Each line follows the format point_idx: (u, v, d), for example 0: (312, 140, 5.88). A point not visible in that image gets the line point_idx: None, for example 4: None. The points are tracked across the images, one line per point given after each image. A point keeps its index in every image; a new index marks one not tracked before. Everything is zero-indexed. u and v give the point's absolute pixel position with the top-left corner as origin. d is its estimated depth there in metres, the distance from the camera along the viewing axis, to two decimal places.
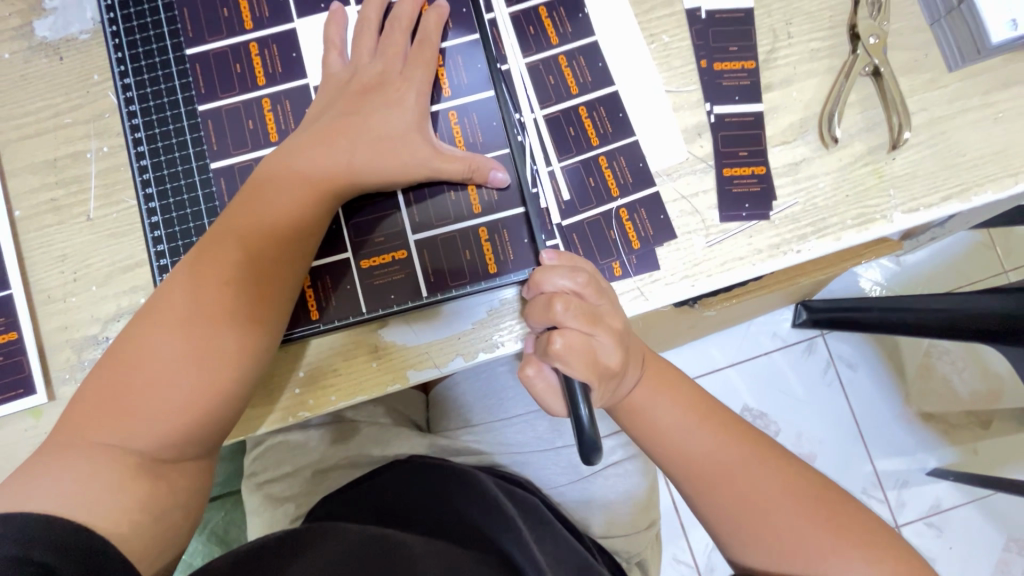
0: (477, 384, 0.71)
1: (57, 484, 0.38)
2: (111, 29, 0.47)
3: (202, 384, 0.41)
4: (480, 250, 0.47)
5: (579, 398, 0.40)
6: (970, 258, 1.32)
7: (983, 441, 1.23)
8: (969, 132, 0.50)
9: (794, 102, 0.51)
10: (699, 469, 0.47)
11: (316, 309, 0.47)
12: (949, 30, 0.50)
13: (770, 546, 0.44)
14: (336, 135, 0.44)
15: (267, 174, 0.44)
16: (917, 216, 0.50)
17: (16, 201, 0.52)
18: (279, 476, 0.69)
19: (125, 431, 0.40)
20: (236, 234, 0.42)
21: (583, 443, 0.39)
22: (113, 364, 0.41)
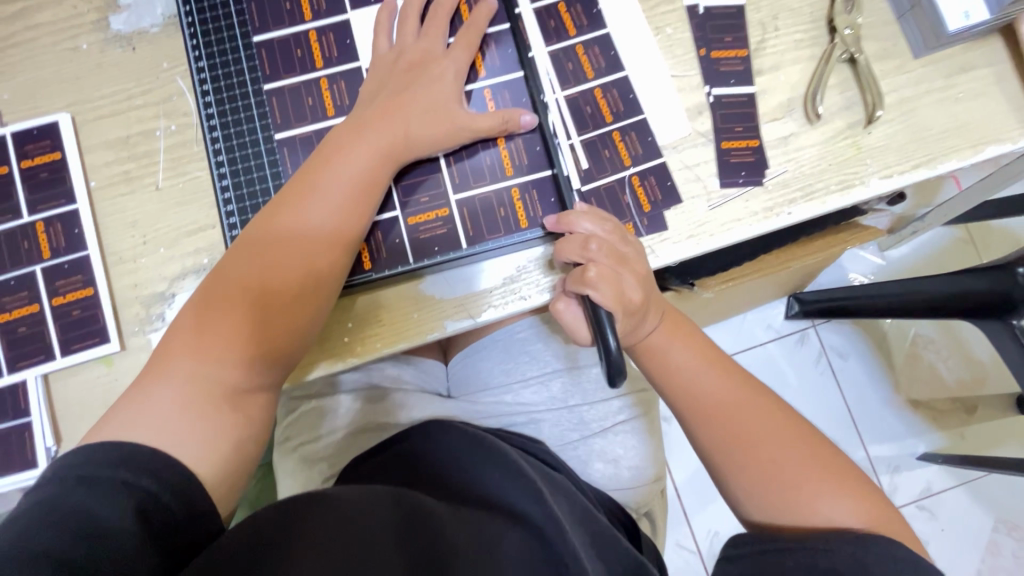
0: (493, 350, 0.74)
1: (153, 414, 0.43)
2: (187, 20, 0.54)
3: (279, 322, 0.46)
4: (513, 209, 0.54)
5: (606, 327, 0.47)
6: (950, 251, 1.41)
7: (968, 426, 1.29)
8: (933, 110, 0.58)
9: (782, 85, 0.59)
10: (703, 408, 0.51)
11: (370, 259, 0.53)
12: (914, 23, 0.58)
13: (762, 488, 0.48)
14: (388, 107, 0.50)
15: (292, 195, 0.48)
16: (892, 181, 0.57)
17: (92, 173, 0.57)
18: (312, 438, 0.73)
19: (210, 361, 0.44)
20: (310, 192, 0.48)
21: (610, 362, 0.45)
22: (182, 328, 0.46)
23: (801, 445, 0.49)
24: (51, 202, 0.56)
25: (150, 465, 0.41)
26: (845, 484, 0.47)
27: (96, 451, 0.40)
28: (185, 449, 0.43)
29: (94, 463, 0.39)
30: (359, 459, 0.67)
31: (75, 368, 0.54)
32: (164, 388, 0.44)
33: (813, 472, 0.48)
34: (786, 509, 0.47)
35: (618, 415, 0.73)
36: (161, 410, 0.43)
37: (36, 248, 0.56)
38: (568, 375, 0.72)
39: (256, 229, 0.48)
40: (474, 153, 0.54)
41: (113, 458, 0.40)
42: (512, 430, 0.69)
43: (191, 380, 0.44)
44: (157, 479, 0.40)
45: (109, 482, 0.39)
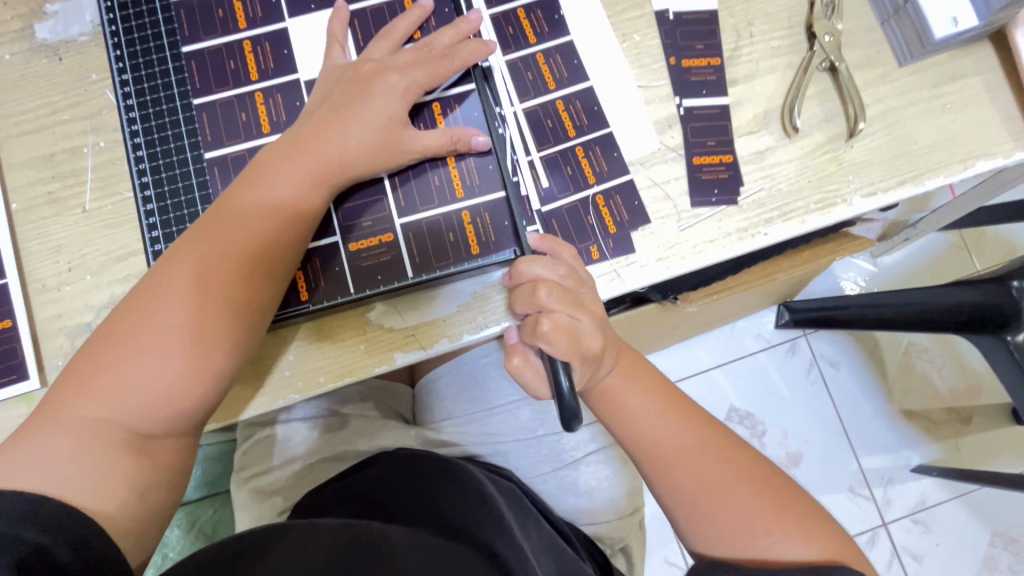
0: (458, 374, 0.70)
1: (48, 462, 0.39)
2: (111, 29, 0.50)
3: (194, 359, 0.42)
4: (463, 233, 0.50)
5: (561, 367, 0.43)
6: (943, 258, 1.37)
7: (966, 436, 1.27)
8: (919, 122, 0.54)
9: (758, 95, 0.55)
10: (660, 454, 0.48)
11: (306, 290, 0.49)
12: (898, 29, 0.54)
13: (719, 532, 0.45)
14: (327, 127, 0.46)
15: (230, 201, 0.45)
16: (876, 199, 0.53)
17: (14, 195, 0.53)
18: (268, 470, 0.69)
19: (118, 405, 0.40)
20: (234, 218, 0.44)
21: (564, 408, 0.42)
22: (93, 352, 0.42)
23: (756, 483, 0.46)
24: None
25: (41, 519, 0.37)
26: (803, 521, 0.45)
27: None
28: (85, 503, 0.39)
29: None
30: (315, 491, 0.63)
31: None
32: (61, 432, 0.40)
33: (770, 513, 0.45)
34: (743, 551, 0.45)
35: (591, 443, 0.68)
36: (58, 458, 0.39)
37: None
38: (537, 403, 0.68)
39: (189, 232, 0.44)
40: (421, 171, 0.50)
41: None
42: (479, 458, 0.67)
43: (94, 424, 0.40)
44: (49, 531, 0.36)
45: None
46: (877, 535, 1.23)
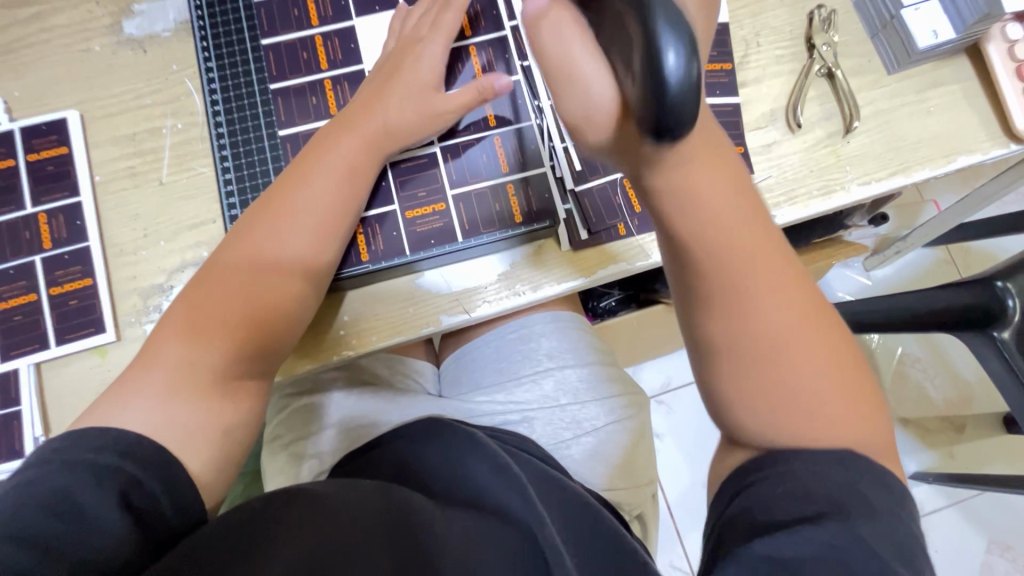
0: (486, 351, 0.74)
1: (142, 403, 0.43)
2: (200, 29, 0.58)
3: (270, 310, 0.48)
4: (507, 204, 0.56)
5: (672, 39, 0.29)
6: (933, 272, 1.44)
7: (959, 444, 1.30)
8: (907, 122, 0.61)
9: (765, 96, 0.62)
10: (710, 226, 0.38)
11: (366, 251, 0.55)
12: (887, 42, 0.62)
13: (765, 398, 0.39)
14: (374, 100, 0.53)
15: (255, 240, 0.49)
16: (870, 188, 0.60)
17: (97, 168, 0.59)
18: (302, 437, 0.69)
19: (202, 355, 0.46)
20: (296, 186, 0.50)
21: (672, 98, 0.29)
22: (179, 312, 0.47)
23: (823, 336, 0.40)
24: (54, 194, 0.57)
25: (141, 453, 0.41)
26: (854, 398, 0.39)
27: (86, 436, 0.41)
28: (175, 442, 0.43)
29: (81, 448, 0.40)
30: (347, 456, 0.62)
31: (69, 358, 0.54)
32: (150, 378, 0.44)
33: (837, 395, 0.39)
34: (788, 427, 0.38)
35: (610, 414, 0.70)
36: (151, 396, 0.43)
37: (36, 239, 0.56)
38: (559, 373, 0.71)
39: (215, 269, 0.49)
40: (469, 149, 0.57)
41: (102, 442, 0.40)
42: (505, 425, 0.67)
43: (181, 367, 0.45)
44: (142, 464, 0.40)
45: (94, 465, 0.39)
46: None
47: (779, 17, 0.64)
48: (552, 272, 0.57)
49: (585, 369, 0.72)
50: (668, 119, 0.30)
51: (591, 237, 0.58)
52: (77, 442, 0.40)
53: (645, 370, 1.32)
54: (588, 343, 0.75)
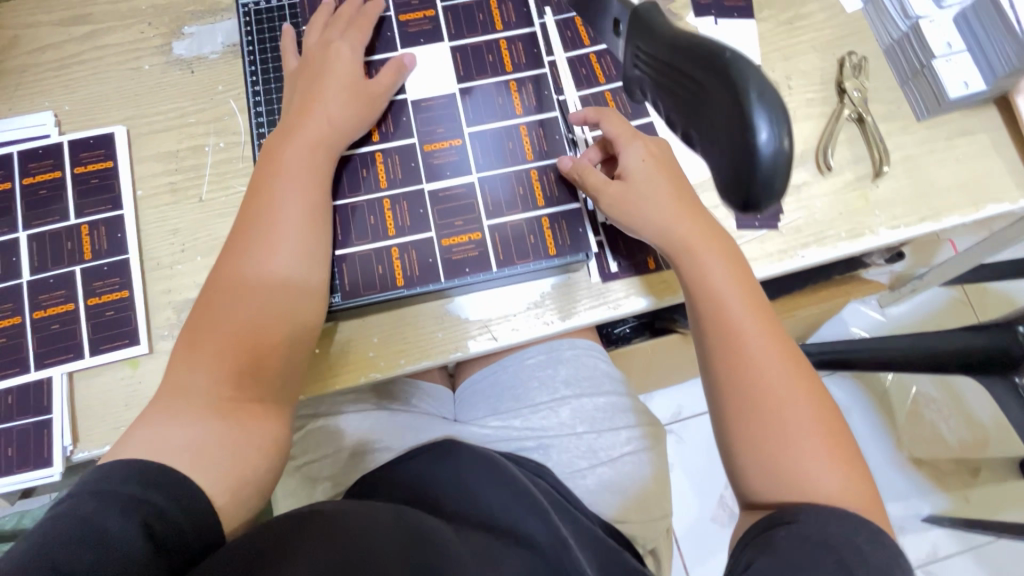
0: (503, 374, 0.72)
1: (153, 431, 0.43)
2: (250, 59, 0.62)
3: (258, 313, 0.48)
4: (542, 236, 0.57)
5: (765, 118, 0.34)
6: (948, 312, 1.44)
7: (974, 488, 1.28)
8: (936, 169, 0.62)
9: (795, 138, 0.63)
10: (712, 294, 0.49)
11: (402, 276, 0.56)
12: (917, 89, 0.63)
13: (755, 438, 0.45)
14: (312, 100, 0.55)
15: (234, 256, 0.50)
16: (899, 232, 0.60)
17: (140, 183, 0.60)
18: (316, 457, 0.67)
19: (200, 371, 0.46)
20: (259, 194, 0.52)
21: (765, 167, 0.35)
22: (181, 340, 0.48)
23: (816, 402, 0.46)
24: (97, 206, 0.58)
25: (164, 483, 0.41)
26: (841, 456, 0.44)
27: (107, 467, 0.40)
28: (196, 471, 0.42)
29: (103, 478, 0.40)
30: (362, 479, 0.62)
31: (103, 368, 0.55)
32: (163, 411, 0.44)
33: (822, 444, 0.44)
34: (784, 485, 0.43)
35: (627, 446, 0.69)
36: (166, 429, 0.43)
37: (77, 249, 0.57)
38: (577, 401, 0.69)
39: (204, 302, 0.49)
40: (503, 181, 0.58)
41: (124, 471, 0.40)
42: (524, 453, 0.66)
43: (193, 398, 0.45)
44: (154, 489, 0.40)
45: (117, 495, 0.39)
46: None
47: (809, 61, 0.65)
48: (581, 300, 0.58)
49: (605, 398, 0.70)
50: (760, 183, 0.35)
51: (620, 271, 0.58)
52: (98, 472, 0.40)
53: (656, 399, 1.31)
54: (606, 371, 0.73)
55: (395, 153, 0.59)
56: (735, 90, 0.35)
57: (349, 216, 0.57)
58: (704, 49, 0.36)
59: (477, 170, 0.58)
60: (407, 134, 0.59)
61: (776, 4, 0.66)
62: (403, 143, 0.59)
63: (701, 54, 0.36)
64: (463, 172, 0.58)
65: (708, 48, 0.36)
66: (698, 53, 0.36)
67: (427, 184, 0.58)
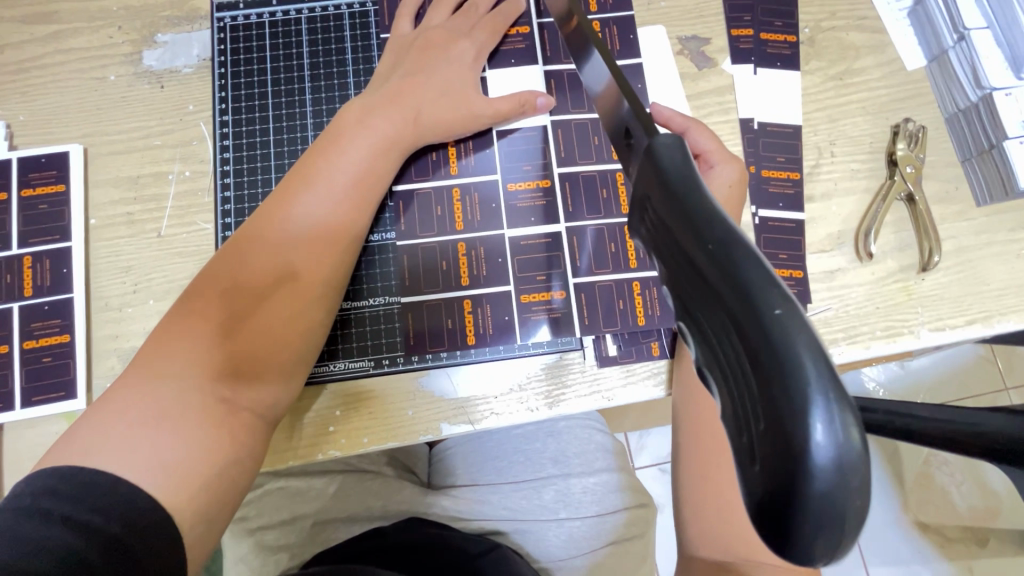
0: (487, 445, 0.67)
1: (131, 433, 0.36)
2: (220, 84, 0.56)
3: (282, 325, 0.43)
4: (632, 303, 0.52)
5: (822, 408, 0.14)
6: (973, 373, 1.27)
7: (979, 559, 1.12)
8: (993, 264, 0.54)
9: (833, 215, 0.55)
10: None
11: (474, 334, 0.51)
12: (980, 170, 0.55)
13: (706, 475, 0.43)
14: (407, 91, 0.50)
15: (274, 225, 0.44)
16: (943, 335, 0.53)
17: (95, 211, 0.54)
18: (273, 524, 0.60)
19: (199, 358, 0.39)
20: (318, 166, 0.46)
21: (808, 506, 0.14)
22: (194, 297, 0.42)
23: None
24: (45, 236, 0.53)
25: (147, 526, 0.34)
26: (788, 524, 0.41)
27: (88, 486, 0.33)
28: (181, 513, 0.35)
29: (81, 504, 0.32)
30: (321, 555, 0.56)
31: (37, 421, 0.50)
32: (152, 387, 0.38)
33: None
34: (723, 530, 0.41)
35: (611, 534, 0.61)
36: (150, 430, 0.36)
37: (18, 285, 0.52)
38: (562, 482, 0.63)
39: (229, 258, 0.43)
40: (531, 245, 0.52)
41: (101, 502, 0.33)
42: (496, 535, 0.60)
43: (184, 392, 0.38)
44: (122, 520, 0.33)
45: (87, 527, 0.32)
46: None
47: (859, 125, 0.57)
48: (570, 385, 0.51)
49: (591, 481, 0.64)
50: (801, 521, 0.15)
51: (620, 355, 0.51)
52: (74, 491, 0.33)
53: (653, 438, 1.14)
54: (599, 445, 0.67)
55: (474, 191, 0.53)
56: (766, 329, 0.15)
57: (367, 275, 0.51)
58: (703, 223, 0.17)
59: (564, 218, 0.52)
60: (489, 169, 0.53)
61: (826, 56, 0.58)
62: (485, 180, 0.53)
63: (691, 231, 0.17)
64: (546, 219, 0.52)
65: (704, 220, 0.17)
66: (693, 224, 0.17)
67: (509, 230, 0.52)
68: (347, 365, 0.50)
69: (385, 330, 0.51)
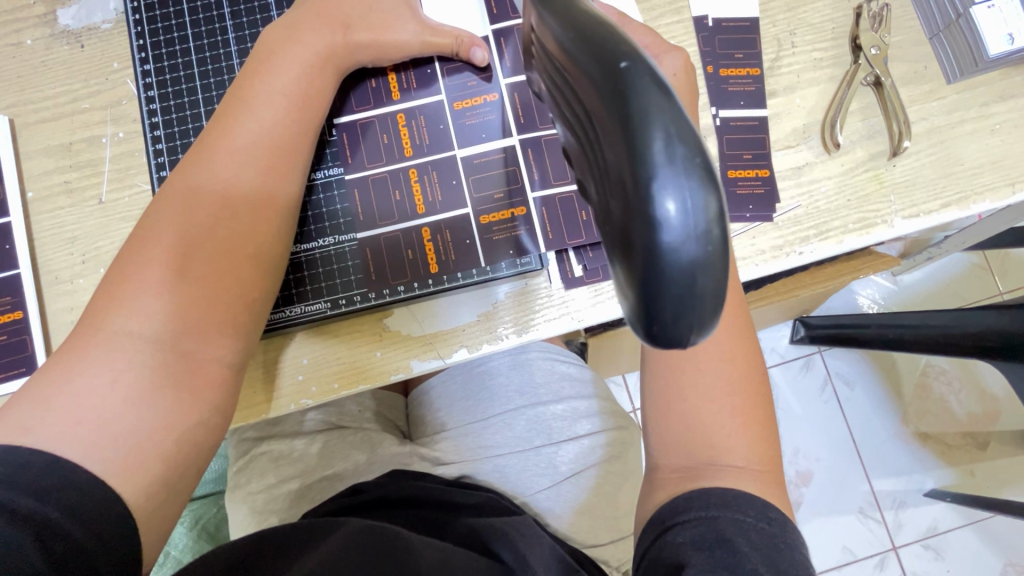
0: (455, 387, 0.65)
1: (76, 405, 0.35)
2: (137, 32, 0.53)
3: (238, 258, 0.40)
4: None
5: (672, 184, 0.17)
6: (967, 280, 1.24)
7: (981, 462, 1.09)
8: (967, 142, 0.52)
9: (798, 109, 0.53)
10: None
11: (436, 262, 0.49)
12: (949, 45, 0.52)
13: (669, 388, 0.42)
14: (330, 11, 0.46)
15: (209, 159, 0.41)
16: (917, 222, 0.51)
17: (30, 183, 0.52)
18: (262, 488, 0.61)
19: (143, 309, 0.37)
20: (246, 95, 0.43)
21: (669, 292, 0.18)
22: (133, 248, 0.39)
23: (741, 370, 0.42)
24: None
25: (91, 505, 0.33)
26: (753, 431, 0.41)
27: (29, 463, 0.32)
28: (127, 491, 0.34)
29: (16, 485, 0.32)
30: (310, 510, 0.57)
31: None
32: (102, 346, 0.36)
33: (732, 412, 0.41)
34: (685, 439, 0.41)
35: (589, 456, 0.62)
36: (101, 397, 0.35)
37: None
38: (533, 411, 0.63)
39: (166, 201, 0.40)
40: (485, 163, 0.50)
41: (43, 478, 0.32)
42: (473, 478, 0.60)
43: (134, 344, 0.36)
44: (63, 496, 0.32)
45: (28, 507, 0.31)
46: (885, 560, 1.06)
47: (819, 11, 0.54)
48: (539, 310, 0.50)
49: (561, 408, 0.63)
50: (666, 290, 0.18)
51: (586, 275, 0.50)
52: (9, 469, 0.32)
53: None
54: (566, 374, 0.66)
55: (420, 114, 0.50)
56: (628, 123, 0.18)
57: (315, 216, 0.49)
58: (584, 45, 0.19)
59: (517, 131, 0.50)
60: (432, 90, 0.51)
61: None
62: (429, 102, 0.50)
63: (588, 60, 0.19)
64: (497, 134, 0.50)
65: (602, 47, 0.19)
66: (576, 49, 0.20)
67: (459, 150, 0.50)
68: (307, 309, 0.48)
69: (342, 270, 0.49)
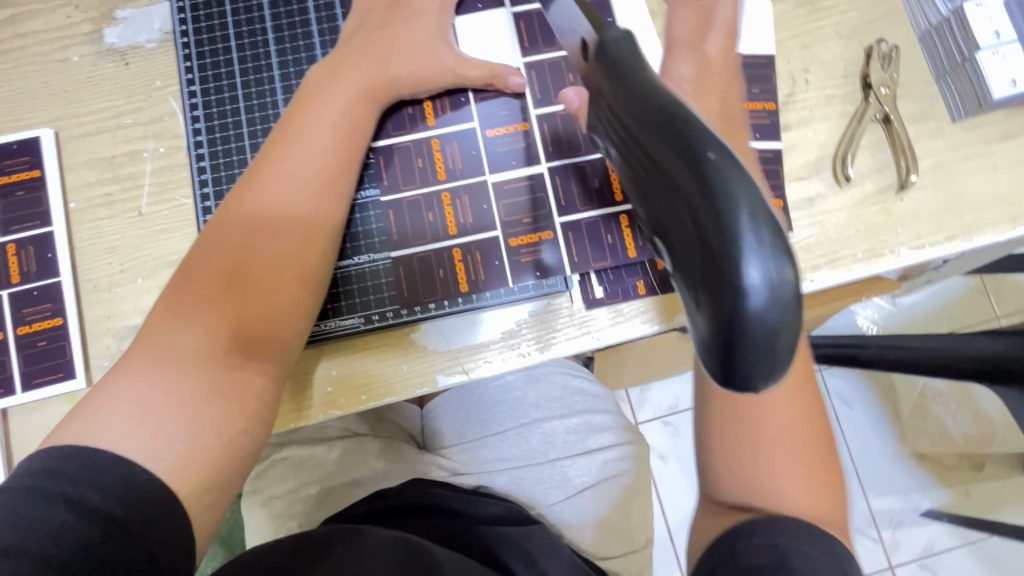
0: (471, 399, 0.67)
1: (135, 415, 0.36)
2: (183, 54, 0.56)
3: (291, 281, 0.43)
4: (620, 236, 0.52)
5: (756, 254, 0.19)
6: (964, 304, 1.27)
7: (977, 484, 1.11)
8: (970, 178, 0.54)
9: (810, 142, 0.55)
10: None
11: (466, 281, 0.51)
12: (954, 86, 0.55)
13: None
14: (376, 48, 0.49)
15: (264, 186, 0.43)
16: (922, 253, 0.53)
17: (72, 193, 0.54)
18: (281, 494, 0.62)
19: (203, 329, 0.39)
20: (298, 125, 0.45)
21: (751, 347, 0.20)
22: (191, 271, 0.41)
23: None
24: (25, 222, 0.53)
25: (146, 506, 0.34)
26: None
27: (90, 466, 0.34)
28: (180, 495, 0.36)
29: (78, 488, 0.33)
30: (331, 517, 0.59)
31: (39, 403, 0.51)
32: (160, 362, 0.38)
33: None
34: None
35: (602, 470, 0.63)
36: (159, 408, 0.37)
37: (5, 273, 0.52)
38: (547, 425, 0.65)
39: (222, 226, 0.42)
40: (514, 188, 0.52)
41: (103, 481, 0.34)
42: (489, 489, 0.62)
43: (193, 360, 0.38)
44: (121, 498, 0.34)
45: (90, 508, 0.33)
46: None
47: (831, 50, 0.57)
48: (561, 329, 0.52)
49: (575, 422, 0.65)
50: (749, 346, 0.20)
51: (607, 296, 0.52)
52: (71, 472, 0.34)
53: (655, 390, 1.12)
54: (580, 389, 0.68)
55: (452, 139, 0.53)
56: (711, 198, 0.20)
57: (350, 235, 0.52)
58: (661, 123, 0.22)
59: (545, 158, 0.52)
60: (465, 116, 0.53)
61: None
62: (462, 128, 0.53)
63: (667, 136, 0.21)
64: (526, 160, 0.52)
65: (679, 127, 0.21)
66: (653, 125, 0.22)
67: (490, 174, 0.52)
68: (340, 323, 0.50)
69: (375, 287, 0.51)
